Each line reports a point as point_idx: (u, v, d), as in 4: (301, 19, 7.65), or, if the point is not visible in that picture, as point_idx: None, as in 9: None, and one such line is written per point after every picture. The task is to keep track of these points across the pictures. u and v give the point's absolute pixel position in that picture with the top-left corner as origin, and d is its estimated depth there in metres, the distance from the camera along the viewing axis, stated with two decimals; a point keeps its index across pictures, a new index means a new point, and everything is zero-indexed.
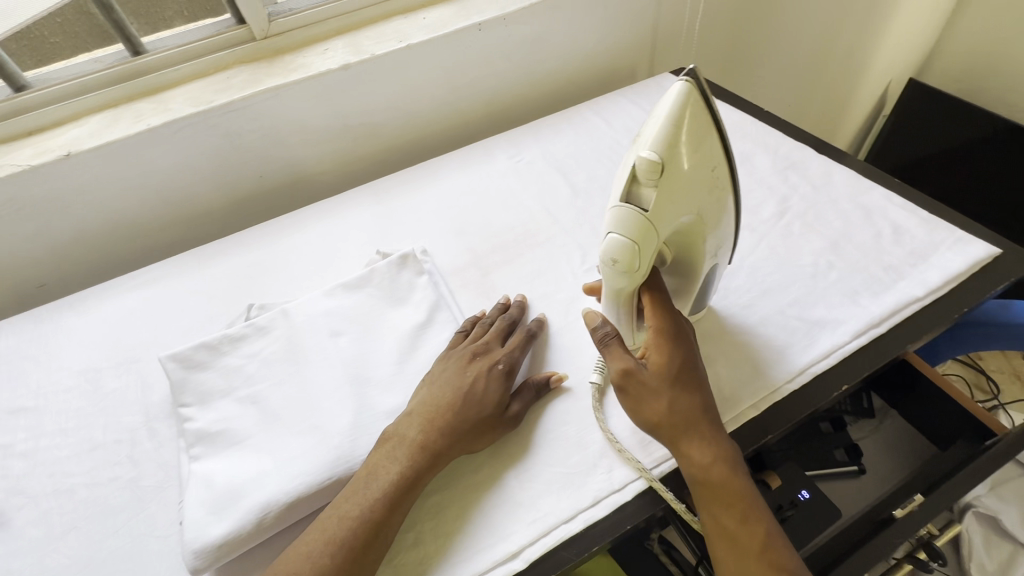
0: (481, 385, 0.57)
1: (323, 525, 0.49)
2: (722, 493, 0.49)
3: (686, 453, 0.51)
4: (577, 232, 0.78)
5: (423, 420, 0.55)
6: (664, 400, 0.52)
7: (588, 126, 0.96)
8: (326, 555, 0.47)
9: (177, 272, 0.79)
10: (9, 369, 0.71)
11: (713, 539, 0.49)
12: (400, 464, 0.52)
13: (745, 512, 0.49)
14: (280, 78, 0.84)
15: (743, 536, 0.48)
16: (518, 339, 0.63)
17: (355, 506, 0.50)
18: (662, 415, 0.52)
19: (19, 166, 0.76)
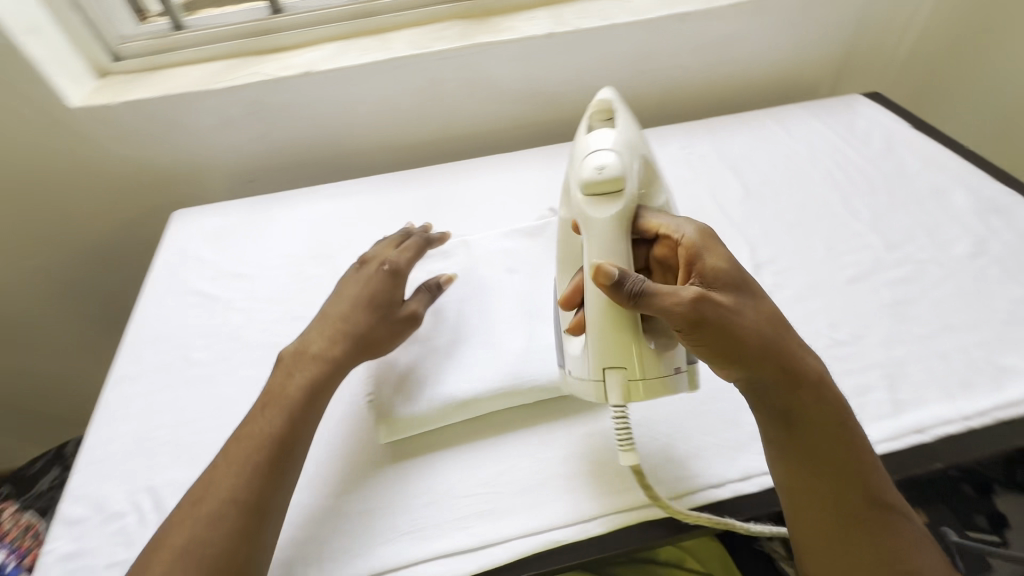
0: (375, 286, 0.63)
1: (237, 444, 0.52)
2: (822, 420, 0.51)
3: (786, 386, 0.51)
4: (745, 229, 0.79)
5: (328, 334, 0.59)
6: (749, 325, 0.50)
7: (766, 132, 0.95)
8: (243, 467, 0.50)
9: (369, 191, 0.89)
10: (230, 241, 0.83)
11: (809, 464, 0.50)
12: (302, 377, 0.57)
13: (837, 427, 0.51)
14: (489, 37, 0.91)
15: (834, 452, 0.50)
16: (411, 245, 0.68)
17: (267, 422, 0.53)
18: (754, 343, 0.50)
19: (268, 76, 0.89)
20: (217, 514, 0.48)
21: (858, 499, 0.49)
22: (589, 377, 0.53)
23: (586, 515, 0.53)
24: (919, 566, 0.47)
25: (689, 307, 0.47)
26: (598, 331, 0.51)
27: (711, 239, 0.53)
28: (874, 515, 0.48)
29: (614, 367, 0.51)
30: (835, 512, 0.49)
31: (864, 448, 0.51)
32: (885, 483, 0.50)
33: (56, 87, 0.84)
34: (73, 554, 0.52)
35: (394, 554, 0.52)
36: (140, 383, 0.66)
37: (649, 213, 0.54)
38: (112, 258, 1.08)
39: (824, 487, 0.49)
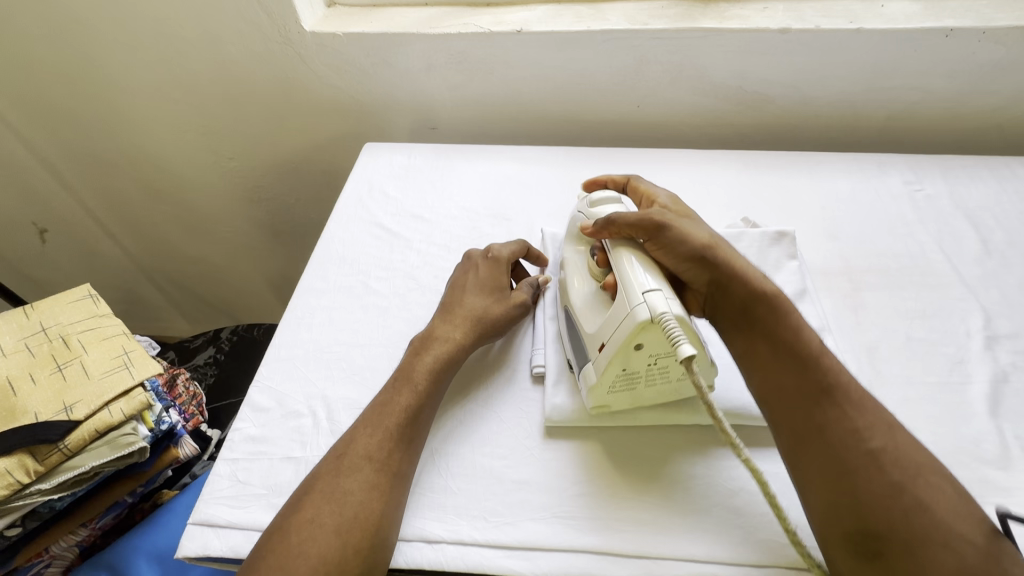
0: (489, 279, 0.64)
1: (377, 414, 0.53)
2: (769, 309, 0.52)
3: (743, 290, 0.53)
4: (980, 293, 0.67)
5: (453, 319, 0.60)
6: (698, 232, 0.55)
7: (1019, 184, 0.80)
8: (387, 443, 0.51)
9: (551, 161, 0.88)
10: (413, 181, 0.86)
11: (774, 371, 0.50)
12: (433, 356, 0.57)
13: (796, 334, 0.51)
14: (715, 22, 0.84)
15: (802, 357, 0.49)
16: (516, 247, 0.68)
17: (406, 398, 0.54)
18: (703, 243, 0.54)
19: (481, 28, 0.88)
20: (359, 467, 0.49)
21: (815, 386, 0.48)
22: (630, 305, 0.50)
23: (763, 562, 0.48)
24: (890, 449, 0.44)
25: (652, 215, 0.55)
26: (621, 251, 0.55)
27: (681, 203, 0.62)
28: (829, 400, 0.47)
29: (655, 287, 0.50)
30: (795, 401, 0.48)
31: (810, 336, 0.51)
32: (846, 373, 0.49)
33: (296, 11, 0.90)
34: (258, 438, 0.57)
35: (545, 534, 0.50)
36: (324, 297, 0.70)
37: (640, 180, 0.66)
38: (294, 175, 1.17)
39: (780, 379, 0.49)
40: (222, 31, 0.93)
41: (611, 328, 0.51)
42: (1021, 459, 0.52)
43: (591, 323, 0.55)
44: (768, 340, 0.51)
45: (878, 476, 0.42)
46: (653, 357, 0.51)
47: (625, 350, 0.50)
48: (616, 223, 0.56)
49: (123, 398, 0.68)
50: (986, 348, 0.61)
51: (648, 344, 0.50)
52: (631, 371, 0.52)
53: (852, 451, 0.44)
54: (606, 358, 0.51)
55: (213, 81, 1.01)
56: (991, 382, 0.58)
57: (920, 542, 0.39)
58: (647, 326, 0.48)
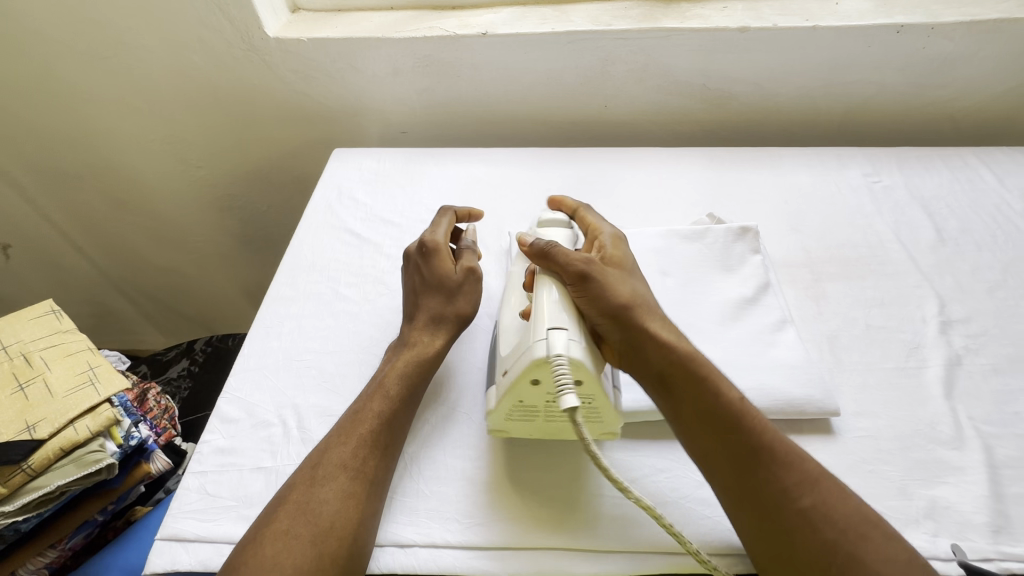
0: (431, 267, 0.62)
1: (350, 422, 0.53)
2: (689, 376, 0.50)
3: (669, 357, 0.51)
4: (934, 280, 0.69)
5: (416, 322, 0.60)
6: (623, 288, 0.54)
7: (971, 174, 0.83)
8: (363, 450, 0.51)
9: (520, 162, 0.88)
10: (382, 186, 0.86)
11: (699, 433, 0.49)
12: (405, 362, 0.57)
13: (711, 388, 0.50)
14: (677, 22, 0.86)
15: (718, 414, 0.49)
16: (444, 221, 0.66)
17: (378, 405, 0.54)
18: (627, 301, 0.53)
19: (446, 31, 0.89)
20: (336, 479, 0.49)
21: (742, 454, 0.47)
22: (532, 339, 0.49)
23: (731, 549, 0.49)
24: (818, 505, 0.44)
25: (578, 262, 0.54)
26: (544, 280, 0.54)
27: (622, 244, 0.60)
28: (760, 466, 0.47)
29: (560, 325, 0.49)
30: (727, 462, 0.48)
31: (733, 394, 0.50)
32: (772, 430, 0.49)
33: (259, 17, 0.89)
34: (227, 450, 0.56)
35: (516, 531, 0.50)
36: (293, 306, 0.69)
37: (589, 211, 0.65)
38: (265, 183, 1.16)
39: (707, 445, 0.49)
40: (184, 38, 0.92)
41: (513, 358, 0.51)
42: (974, 440, 0.55)
43: (505, 350, 0.55)
44: (691, 404, 0.50)
45: (814, 533, 0.43)
46: (549, 395, 0.50)
47: (520, 385, 0.49)
48: (548, 254, 0.55)
49: (89, 415, 0.67)
50: (941, 333, 0.63)
51: (543, 381, 0.49)
52: (527, 404, 0.51)
53: (785, 512, 0.44)
54: (502, 389, 0.51)
55: (175, 88, 0.99)
56: (945, 366, 0.60)
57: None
58: (542, 362, 0.48)
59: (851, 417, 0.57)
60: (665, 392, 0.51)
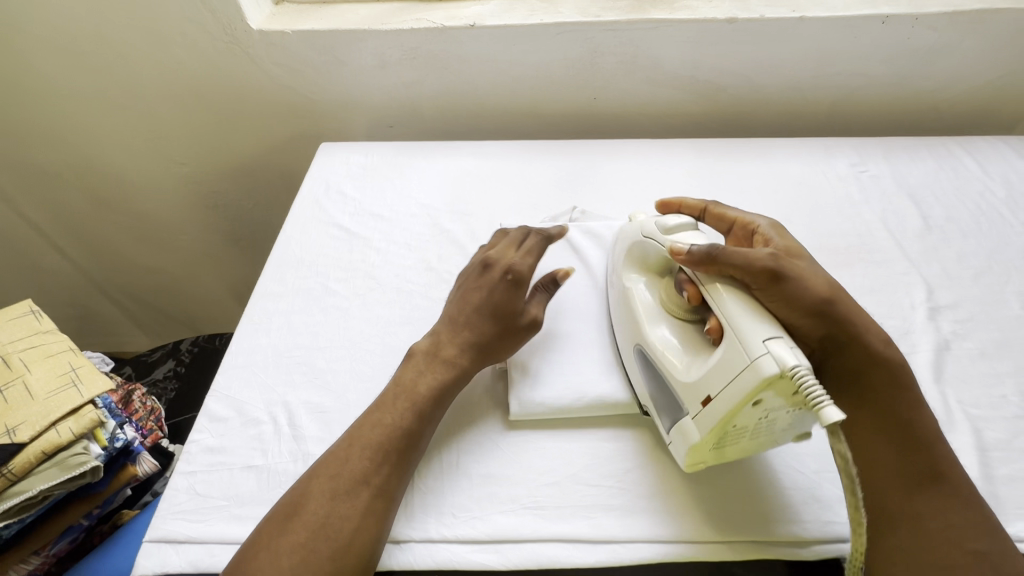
0: (501, 292, 0.59)
1: (369, 432, 0.51)
2: (885, 382, 0.49)
3: (862, 358, 0.49)
4: (922, 267, 0.70)
5: (455, 339, 0.57)
6: (817, 279, 0.51)
7: (955, 163, 0.84)
8: (381, 464, 0.49)
9: (509, 155, 0.88)
10: (371, 180, 0.85)
11: (893, 453, 0.46)
12: (432, 378, 0.55)
13: (913, 401, 0.48)
14: (665, 13, 0.86)
15: (920, 431, 0.47)
16: (532, 248, 0.63)
17: (398, 417, 0.52)
18: (824, 292, 0.50)
19: (433, 23, 0.88)
20: (347, 491, 0.47)
21: (919, 470, 0.45)
22: (750, 355, 0.44)
23: (724, 536, 0.49)
24: (992, 553, 0.42)
25: (763, 259, 0.50)
26: (718, 287, 0.50)
27: (786, 234, 0.58)
28: (931, 487, 0.45)
29: (775, 334, 0.44)
30: (897, 480, 0.45)
31: (925, 413, 0.48)
32: (956, 462, 0.46)
33: (241, 9, 0.87)
34: (217, 449, 0.55)
35: (515, 526, 0.50)
36: (282, 302, 0.68)
37: (720, 207, 0.63)
38: (251, 180, 1.14)
39: (883, 454, 0.46)
40: (165, 31, 0.89)
41: (723, 379, 0.45)
42: (963, 423, 0.55)
43: (686, 374, 0.49)
44: (877, 412, 0.48)
45: (958, 551, 0.42)
46: (765, 413, 0.46)
47: (741, 407, 0.44)
48: (718, 258, 0.50)
49: (72, 417, 0.65)
50: (929, 319, 0.64)
51: (768, 397, 0.44)
52: (738, 428, 0.46)
53: (955, 550, 0.42)
54: (715, 415, 0.46)
55: (157, 82, 0.97)
56: (934, 351, 0.61)
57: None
58: (774, 379, 0.42)
59: None
60: (872, 404, 0.48)
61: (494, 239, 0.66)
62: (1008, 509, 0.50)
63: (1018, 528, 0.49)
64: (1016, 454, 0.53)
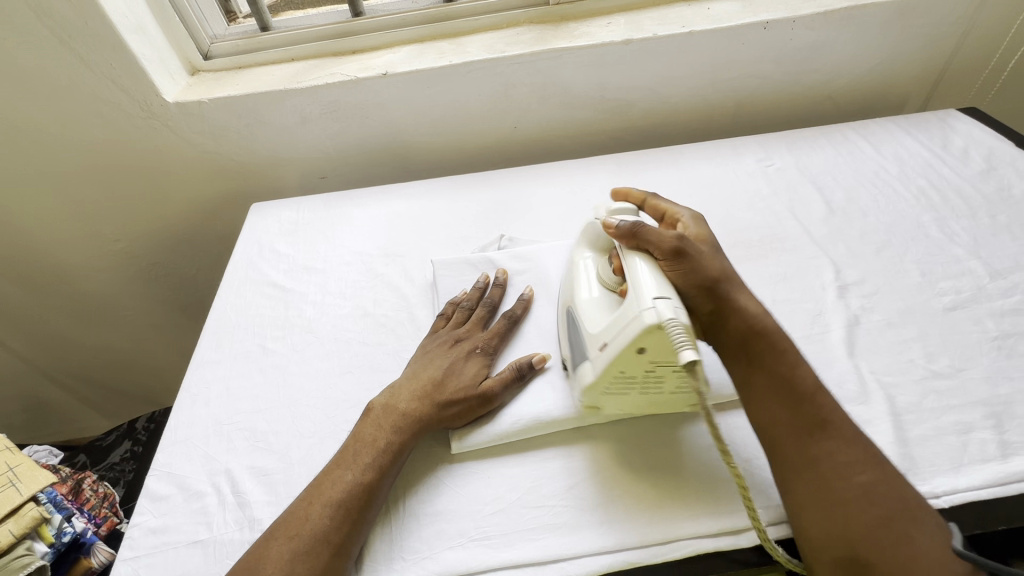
0: (466, 365, 0.61)
1: (325, 489, 0.52)
2: (768, 347, 0.55)
3: (748, 329, 0.55)
4: (828, 249, 0.75)
5: (409, 393, 0.58)
6: (711, 262, 0.57)
7: (851, 147, 0.91)
8: (336, 519, 0.50)
9: (438, 192, 0.90)
10: (304, 234, 0.86)
11: (779, 408, 0.52)
12: (387, 433, 0.55)
13: (795, 361, 0.54)
14: (567, 42, 0.91)
15: (800, 381, 0.53)
16: (500, 327, 0.65)
17: (349, 472, 0.53)
18: (716, 273, 0.56)
19: (348, 76, 0.91)
20: (308, 553, 0.48)
21: (807, 420, 0.51)
22: (639, 308, 0.49)
23: (670, 539, 0.51)
24: (877, 482, 0.47)
25: (670, 238, 0.56)
26: (634, 257, 0.55)
27: (702, 222, 0.63)
28: (822, 435, 0.50)
29: (665, 294, 0.49)
30: (791, 431, 0.51)
31: (807, 369, 0.54)
32: (838, 408, 0.52)
33: (154, 84, 0.89)
34: (159, 529, 0.54)
35: (465, 560, 0.50)
36: (220, 368, 0.68)
37: (658, 199, 0.66)
38: (191, 246, 1.15)
39: (777, 412, 0.52)
40: (82, 115, 0.90)
41: (616, 329, 0.51)
42: (877, 392, 0.59)
43: (594, 325, 0.55)
44: (766, 372, 0.54)
45: (848, 485, 0.47)
46: (652, 364, 0.51)
47: (626, 354, 0.50)
48: (639, 234, 0.56)
49: (12, 518, 0.63)
50: (838, 297, 0.68)
51: (651, 349, 0.49)
52: (626, 375, 0.52)
53: (848, 488, 0.47)
54: (605, 360, 0.51)
55: (79, 163, 0.96)
56: (845, 327, 0.65)
57: (876, 534, 0.44)
58: (654, 329, 0.48)
59: None
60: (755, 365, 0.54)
61: (459, 301, 0.69)
62: (923, 468, 0.53)
63: (933, 484, 0.52)
64: (927, 414, 0.57)
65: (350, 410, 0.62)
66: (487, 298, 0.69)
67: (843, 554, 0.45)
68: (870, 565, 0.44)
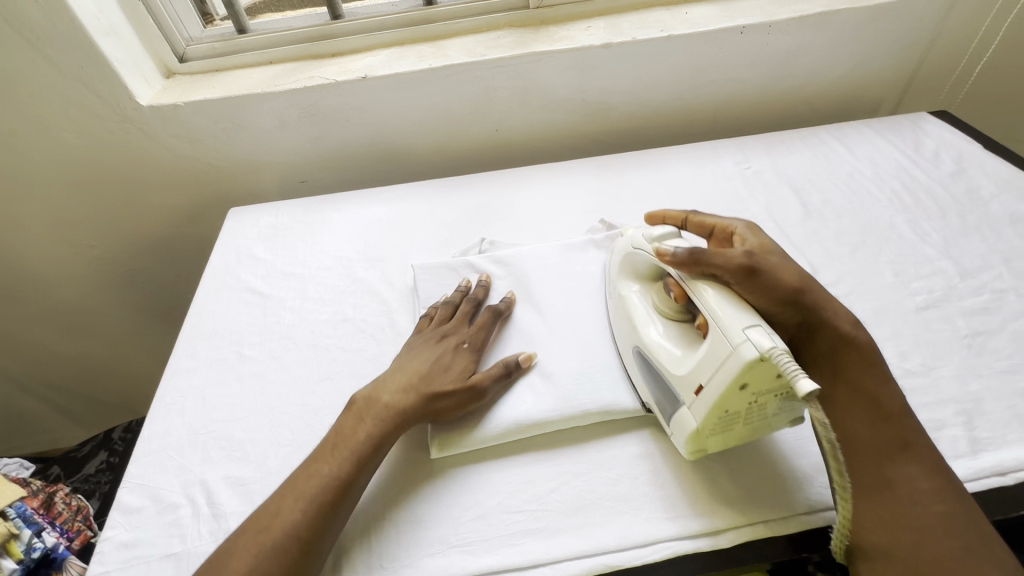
0: (454, 359, 0.61)
1: (304, 484, 0.51)
2: (857, 360, 0.53)
3: (839, 341, 0.53)
4: (805, 250, 0.76)
5: (399, 386, 0.58)
6: (786, 272, 0.55)
7: (827, 150, 0.92)
8: (310, 513, 0.49)
9: (419, 196, 0.90)
10: (282, 239, 0.85)
11: (857, 424, 0.50)
12: (370, 426, 0.55)
13: (882, 378, 0.52)
14: (546, 46, 0.91)
15: (885, 399, 0.51)
16: (484, 319, 0.65)
17: (327, 466, 0.52)
18: (795, 286, 0.54)
19: (327, 79, 0.90)
20: (275, 549, 0.47)
21: (890, 439, 0.49)
22: (733, 342, 0.47)
23: (652, 541, 0.50)
24: (953, 513, 0.46)
25: (738, 257, 0.53)
26: (699, 284, 0.53)
27: (760, 229, 0.60)
28: (904, 457, 0.49)
29: (753, 323, 0.47)
30: (871, 450, 0.49)
31: (895, 388, 0.52)
32: (921, 433, 0.50)
33: (128, 87, 0.87)
34: (131, 543, 0.53)
35: (444, 567, 0.50)
36: (195, 376, 0.67)
37: (700, 215, 0.65)
38: (169, 252, 1.12)
39: (857, 428, 0.50)
40: (52, 119, 0.88)
41: (712, 368, 0.48)
42: None
43: (678, 366, 0.52)
44: (850, 385, 0.52)
45: (926, 512, 0.46)
46: (752, 397, 0.48)
47: (728, 392, 0.47)
48: (701, 260, 0.53)
49: None
50: None
51: (752, 382, 0.47)
52: (730, 412, 0.49)
53: (924, 515, 0.46)
54: (707, 403, 0.48)
55: (49, 167, 0.94)
56: None
57: (948, 565, 0.43)
58: (756, 363, 0.45)
59: None
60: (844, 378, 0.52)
61: (441, 302, 0.68)
62: None
63: None
64: None
65: (328, 417, 0.62)
66: (471, 296, 0.69)
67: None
68: None
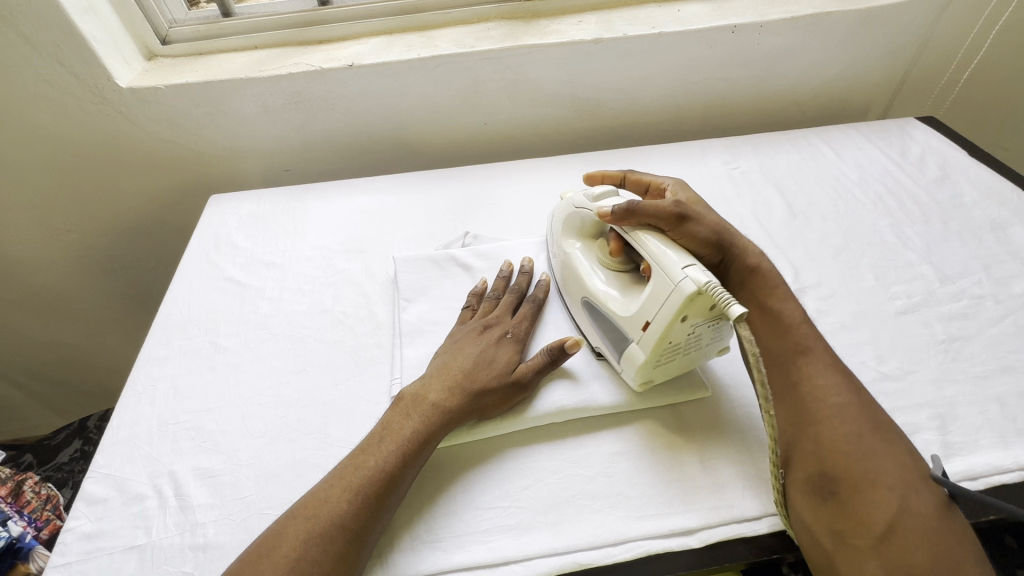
0: (499, 350, 0.60)
1: (345, 473, 0.49)
2: (762, 285, 0.59)
3: (747, 273, 0.59)
4: (788, 251, 0.76)
5: (444, 383, 0.56)
6: (709, 218, 0.60)
7: (814, 152, 0.92)
8: (352, 501, 0.47)
9: (405, 187, 0.89)
10: (263, 227, 0.83)
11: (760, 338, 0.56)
12: (417, 420, 0.53)
13: (783, 297, 0.58)
14: (537, 39, 0.90)
15: (783, 313, 0.56)
16: (526, 310, 0.64)
17: (373, 457, 0.50)
18: (715, 230, 0.59)
19: (313, 66, 0.88)
20: (324, 535, 0.45)
21: (791, 345, 0.54)
22: (674, 280, 0.50)
23: (623, 540, 0.50)
24: (850, 404, 0.50)
25: (668, 207, 0.57)
26: (642, 234, 0.56)
27: (689, 187, 0.65)
28: (803, 359, 0.53)
29: (689, 262, 0.51)
30: (773, 358, 0.54)
31: (792, 304, 0.57)
32: (820, 339, 0.55)
33: (107, 68, 0.85)
34: (94, 534, 0.52)
35: (413, 564, 0.49)
36: (168, 365, 0.66)
37: (637, 172, 0.68)
38: (150, 238, 1.11)
39: (763, 341, 0.56)
40: (26, 99, 0.86)
41: (656, 304, 0.51)
42: None
43: (625, 308, 0.56)
44: (756, 306, 0.58)
45: (824, 405, 0.50)
46: (693, 328, 0.52)
47: (673, 324, 0.51)
48: (636, 212, 0.57)
49: None
50: None
51: (693, 314, 0.50)
52: (675, 343, 0.53)
53: (822, 409, 0.50)
54: (653, 336, 0.52)
55: (24, 147, 0.91)
56: None
57: (845, 451, 0.47)
58: (695, 297, 0.49)
59: (724, 388, 0.61)
60: (750, 300, 0.58)
61: (477, 293, 0.67)
62: None
63: None
64: None
65: (303, 410, 0.61)
66: (513, 286, 0.68)
67: (813, 472, 0.47)
68: (839, 484, 0.46)
